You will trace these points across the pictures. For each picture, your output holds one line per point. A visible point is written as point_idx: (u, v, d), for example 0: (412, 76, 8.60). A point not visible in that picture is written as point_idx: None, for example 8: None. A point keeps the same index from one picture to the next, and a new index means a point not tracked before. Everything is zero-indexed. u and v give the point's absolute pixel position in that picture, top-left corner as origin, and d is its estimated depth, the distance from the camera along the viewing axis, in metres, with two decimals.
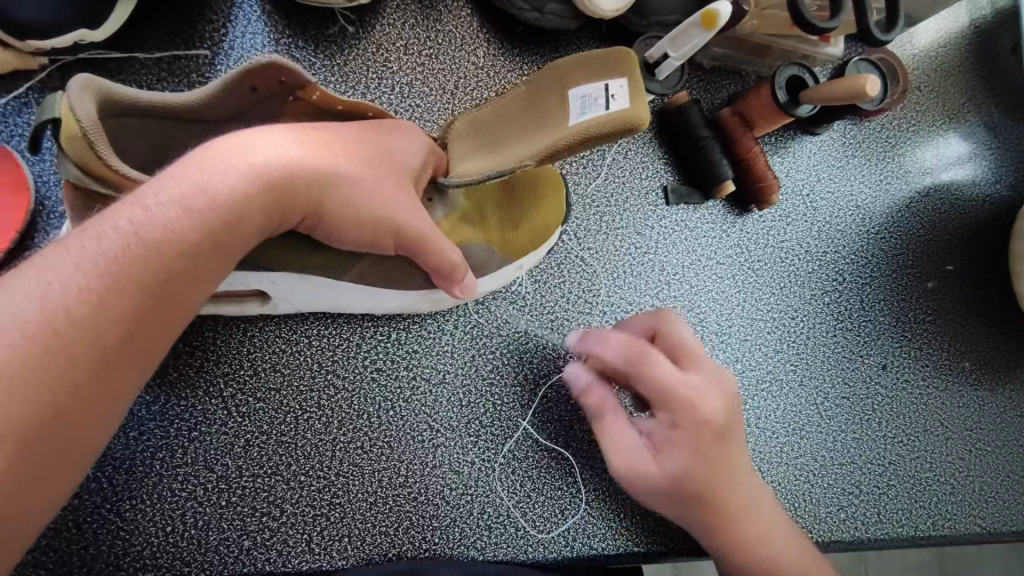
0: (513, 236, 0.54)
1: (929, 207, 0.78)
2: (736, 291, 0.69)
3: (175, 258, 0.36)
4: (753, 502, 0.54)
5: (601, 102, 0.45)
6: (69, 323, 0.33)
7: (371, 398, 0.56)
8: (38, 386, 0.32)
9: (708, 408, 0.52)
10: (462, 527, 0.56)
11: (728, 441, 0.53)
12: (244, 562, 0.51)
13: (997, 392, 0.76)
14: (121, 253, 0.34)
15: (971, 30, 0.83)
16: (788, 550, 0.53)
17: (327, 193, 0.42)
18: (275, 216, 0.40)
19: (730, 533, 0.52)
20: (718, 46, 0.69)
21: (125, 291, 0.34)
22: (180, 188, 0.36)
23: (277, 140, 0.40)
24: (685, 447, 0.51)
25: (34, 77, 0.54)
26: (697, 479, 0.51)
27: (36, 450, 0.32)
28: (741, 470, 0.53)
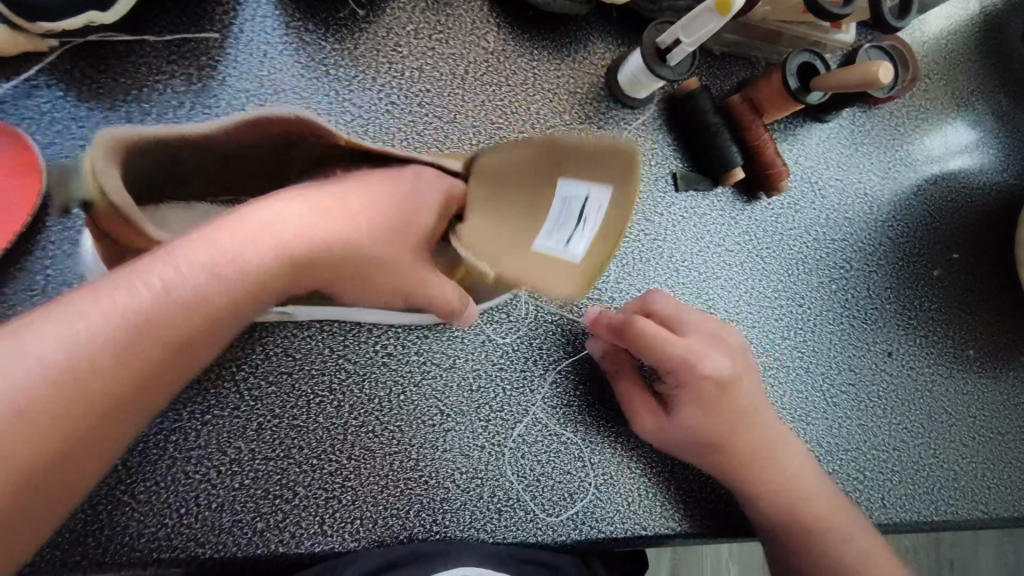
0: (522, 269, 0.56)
1: (936, 195, 0.78)
2: (745, 278, 0.69)
3: (200, 321, 0.35)
4: (765, 443, 0.58)
5: (572, 227, 0.45)
6: (96, 370, 0.31)
7: (382, 382, 0.57)
8: (53, 430, 0.30)
9: (709, 366, 0.56)
10: (473, 510, 0.56)
11: (732, 392, 0.57)
12: (257, 543, 0.52)
13: (1000, 379, 0.76)
14: (157, 319, 0.34)
15: (981, 17, 0.83)
16: (804, 489, 0.58)
17: (350, 253, 0.44)
18: (298, 280, 0.41)
19: (745, 470, 0.58)
20: (728, 32, 0.69)
21: (150, 347, 0.33)
22: (215, 260, 0.37)
23: (308, 207, 0.42)
24: (693, 402, 0.56)
25: (44, 59, 0.53)
26: (709, 431, 0.56)
27: (51, 478, 0.31)
28: (750, 417, 0.58)
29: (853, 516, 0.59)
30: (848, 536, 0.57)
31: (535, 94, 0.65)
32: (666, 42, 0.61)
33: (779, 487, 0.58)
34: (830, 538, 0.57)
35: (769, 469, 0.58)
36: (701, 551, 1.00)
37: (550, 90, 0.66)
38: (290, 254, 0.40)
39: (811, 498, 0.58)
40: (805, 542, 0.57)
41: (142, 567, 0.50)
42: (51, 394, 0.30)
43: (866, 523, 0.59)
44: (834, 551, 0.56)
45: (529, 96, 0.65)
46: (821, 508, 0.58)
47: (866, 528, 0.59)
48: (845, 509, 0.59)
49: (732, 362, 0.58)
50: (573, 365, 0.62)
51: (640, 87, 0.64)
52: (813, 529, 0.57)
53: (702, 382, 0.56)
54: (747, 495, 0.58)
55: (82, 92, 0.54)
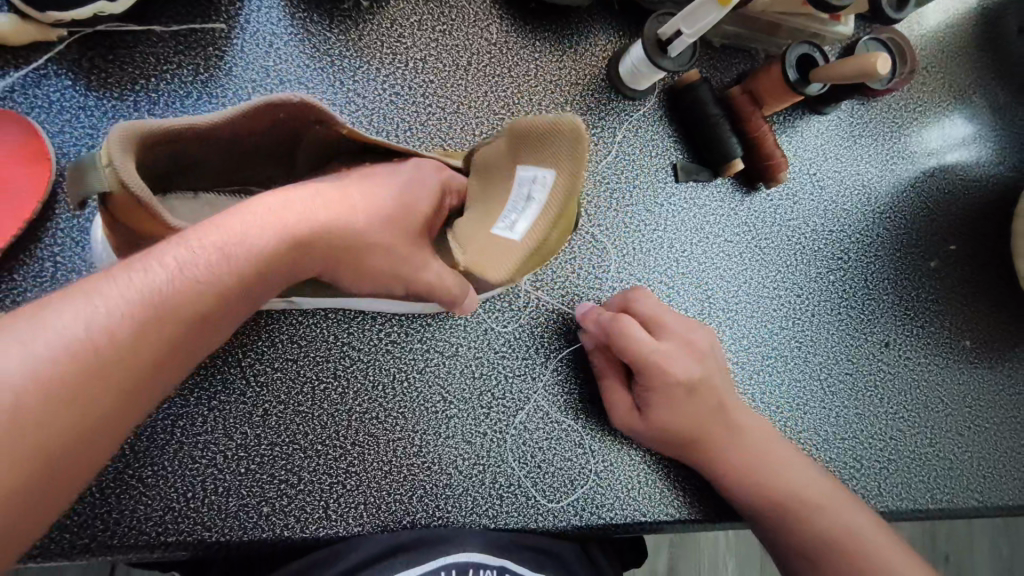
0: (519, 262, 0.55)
1: (934, 187, 0.79)
2: (744, 268, 0.70)
3: (214, 297, 0.36)
4: (742, 435, 0.59)
5: (519, 213, 0.49)
6: (111, 340, 0.32)
7: (385, 369, 0.57)
8: (70, 399, 0.30)
9: (678, 368, 0.57)
10: (475, 495, 0.57)
11: (704, 390, 0.58)
12: (262, 527, 0.52)
13: (996, 370, 0.77)
14: (168, 288, 0.34)
15: (979, 12, 0.83)
16: (791, 482, 0.58)
17: (353, 243, 0.42)
18: (300, 266, 0.41)
19: (724, 463, 0.58)
20: (728, 24, 0.69)
21: (166, 320, 0.34)
22: (222, 236, 0.37)
23: (311, 194, 0.42)
24: (666, 400, 0.57)
25: (53, 49, 0.54)
26: (683, 426, 0.57)
27: (65, 453, 0.30)
28: (724, 412, 0.59)
29: (846, 504, 0.58)
30: (840, 524, 0.57)
31: (537, 85, 0.66)
32: (667, 34, 0.61)
33: (762, 479, 0.58)
34: (820, 527, 0.57)
35: (750, 462, 0.58)
36: (699, 542, 1.02)
37: (552, 82, 0.66)
38: (292, 231, 0.39)
39: (797, 489, 0.58)
40: (794, 532, 0.57)
41: (150, 550, 0.50)
42: (69, 366, 0.31)
43: (862, 508, 0.59)
44: (825, 540, 0.56)
45: (531, 87, 0.66)
46: (809, 497, 0.58)
47: (862, 514, 0.58)
48: (835, 496, 0.59)
49: (703, 362, 0.59)
50: (574, 354, 0.63)
51: (641, 78, 0.65)
52: (801, 519, 0.57)
53: (671, 383, 0.57)
54: (729, 488, 0.59)
55: (90, 81, 0.54)
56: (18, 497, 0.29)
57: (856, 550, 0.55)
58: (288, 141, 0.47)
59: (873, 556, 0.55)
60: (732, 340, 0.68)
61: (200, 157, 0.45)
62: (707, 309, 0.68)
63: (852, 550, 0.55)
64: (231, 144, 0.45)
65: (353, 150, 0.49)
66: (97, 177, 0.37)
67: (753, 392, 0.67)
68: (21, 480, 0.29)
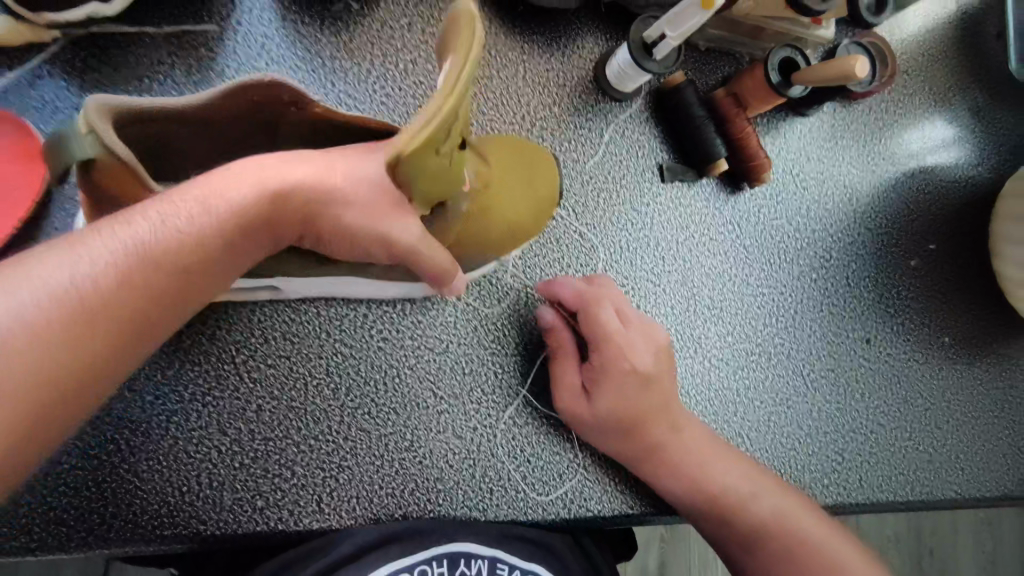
0: (507, 243, 0.55)
1: (914, 187, 0.81)
2: (730, 267, 0.72)
3: (193, 253, 0.36)
4: (684, 431, 0.60)
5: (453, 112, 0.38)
6: (97, 296, 0.33)
7: (377, 365, 0.59)
8: (57, 348, 0.32)
9: (638, 359, 0.59)
10: (465, 489, 0.58)
11: (657, 384, 0.59)
12: (256, 521, 0.53)
13: (974, 365, 0.79)
14: (151, 245, 0.35)
15: (959, 16, 0.85)
16: (733, 481, 0.59)
17: (340, 214, 0.39)
18: (281, 230, 0.39)
19: (663, 459, 0.59)
20: (712, 27, 0.71)
21: (148, 275, 0.35)
22: (203, 193, 0.36)
23: (292, 156, 0.39)
24: (618, 391, 0.58)
25: (46, 49, 0.55)
26: (628, 417, 0.58)
27: (57, 405, 0.33)
28: (670, 408, 0.60)
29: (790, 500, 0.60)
30: (773, 523, 0.58)
31: (525, 87, 0.67)
32: (651, 37, 0.63)
33: (699, 476, 0.59)
34: (753, 524, 0.58)
35: (690, 459, 0.59)
36: (687, 536, 1.03)
37: (540, 83, 0.68)
38: (272, 189, 0.37)
39: (735, 487, 0.59)
40: (726, 527, 0.59)
41: (146, 543, 0.51)
42: (57, 321, 0.32)
43: (800, 505, 0.60)
44: (762, 537, 0.58)
45: (519, 88, 0.67)
46: (747, 494, 0.59)
47: (800, 511, 0.59)
48: (774, 493, 0.60)
49: (661, 358, 0.60)
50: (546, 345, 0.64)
51: (627, 79, 0.66)
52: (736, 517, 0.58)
53: (627, 374, 0.58)
54: (666, 484, 0.59)
55: (84, 82, 0.55)
56: (10, 448, 0.31)
57: (781, 548, 0.57)
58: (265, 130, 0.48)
59: (811, 555, 0.56)
60: (716, 337, 0.69)
61: (175, 141, 0.45)
62: (693, 306, 0.69)
63: (777, 548, 0.57)
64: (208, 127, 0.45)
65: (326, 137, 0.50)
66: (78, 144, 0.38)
67: (737, 388, 0.69)
68: (15, 431, 0.31)
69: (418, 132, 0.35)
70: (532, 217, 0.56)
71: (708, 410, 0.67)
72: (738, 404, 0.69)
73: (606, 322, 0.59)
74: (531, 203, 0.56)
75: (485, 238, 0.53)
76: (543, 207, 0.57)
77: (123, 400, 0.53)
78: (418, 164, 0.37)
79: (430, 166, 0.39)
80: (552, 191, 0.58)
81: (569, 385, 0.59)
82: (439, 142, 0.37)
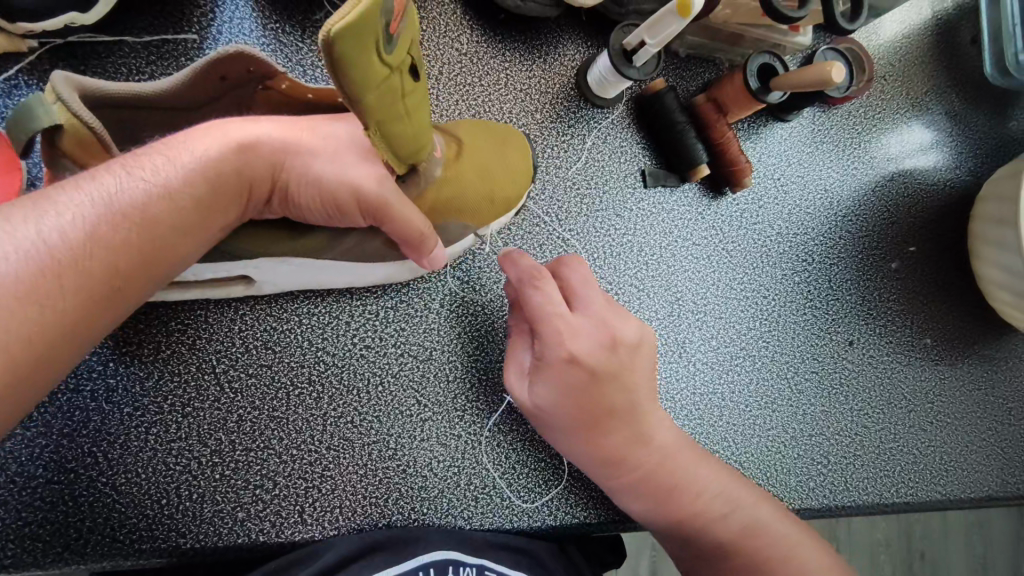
0: (490, 209, 0.57)
1: (893, 191, 0.82)
2: (712, 271, 0.72)
3: (155, 211, 0.39)
4: (645, 434, 0.57)
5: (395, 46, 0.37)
6: (68, 250, 0.36)
7: (360, 373, 0.58)
8: (32, 292, 0.34)
9: (578, 348, 0.55)
10: (450, 497, 0.58)
11: (606, 378, 0.55)
12: (238, 533, 0.53)
13: (957, 367, 0.80)
14: (118, 201, 0.38)
15: (935, 22, 0.86)
16: (698, 492, 0.57)
17: (304, 170, 0.45)
18: (243, 192, 0.44)
19: (616, 460, 0.56)
20: (692, 34, 0.71)
21: (116, 228, 0.38)
22: (167, 154, 0.41)
23: (249, 121, 0.45)
24: (559, 383, 0.54)
25: (23, 59, 0.54)
26: (574, 414, 0.55)
27: (29, 369, 0.34)
28: (627, 406, 0.56)
29: (760, 506, 0.59)
30: (738, 535, 0.56)
31: (507, 94, 0.67)
32: (631, 44, 0.63)
33: (658, 485, 0.57)
34: (714, 539, 0.57)
35: (651, 467, 0.57)
36: None
37: (522, 90, 0.68)
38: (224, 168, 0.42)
39: (700, 499, 0.57)
40: (690, 539, 0.57)
41: (124, 558, 0.50)
42: (29, 276, 0.34)
43: (771, 518, 0.58)
44: (724, 550, 0.56)
45: (501, 96, 0.67)
46: (713, 507, 0.57)
47: (771, 523, 0.58)
48: (741, 504, 0.58)
49: (614, 352, 0.56)
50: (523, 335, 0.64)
51: (608, 86, 0.67)
52: (700, 530, 0.57)
53: (565, 364, 0.54)
54: (621, 490, 0.57)
55: None
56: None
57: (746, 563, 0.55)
58: (234, 110, 0.50)
59: (778, 565, 0.54)
60: (700, 341, 0.69)
61: (144, 123, 0.47)
62: (676, 310, 0.69)
63: (738, 562, 0.55)
64: (175, 110, 0.47)
65: (292, 106, 0.51)
66: (44, 111, 0.39)
67: (722, 392, 0.69)
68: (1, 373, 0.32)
69: (350, 7, 0.32)
70: (509, 186, 0.58)
71: (693, 414, 0.67)
72: (723, 407, 0.69)
73: (551, 308, 0.56)
74: (505, 171, 0.58)
75: (464, 206, 0.55)
76: (519, 174, 0.59)
77: (101, 411, 0.52)
78: (351, 48, 0.33)
79: (365, 59, 0.34)
80: (524, 161, 0.60)
81: (518, 379, 0.57)
82: (377, 30, 0.34)
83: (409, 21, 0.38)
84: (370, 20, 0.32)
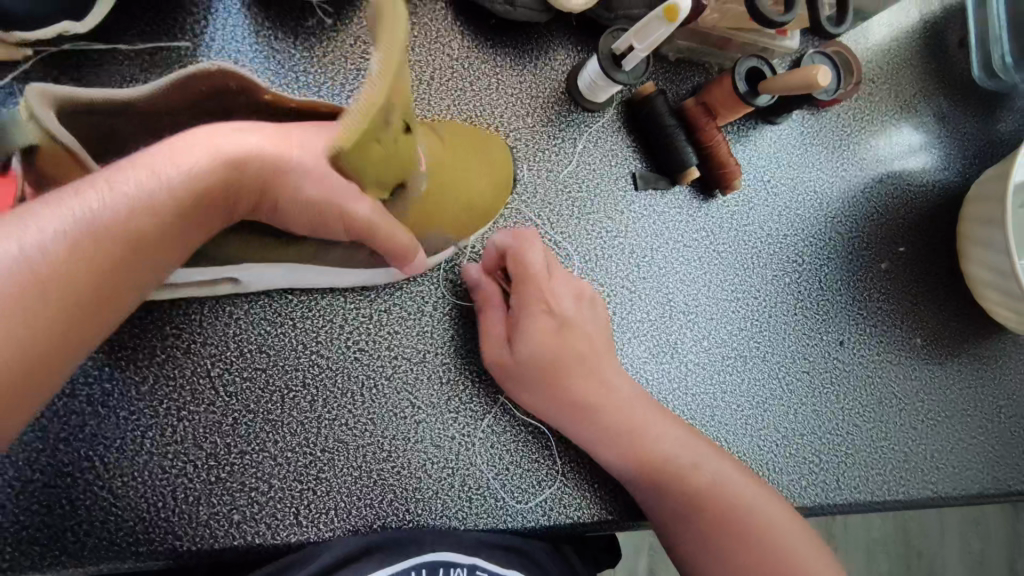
0: (473, 220, 0.59)
1: (882, 191, 0.83)
2: (702, 273, 0.73)
3: (144, 218, 0.40)
4: (610, 386, 0.60)
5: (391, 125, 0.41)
6: (48, 264, 0.37)
7: (354, 376, 0.59)
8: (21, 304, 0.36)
9: (551, 302, 0.60)
10: (445, 498, 0.58)
11: (572, 328, 0.61)
12: (234, 535, 0.53)
13: (946, 365, 0.81)
14: (104, 211, 0.39)
15: (922, 26, 0.87)
16: (664, 446, 0.59)
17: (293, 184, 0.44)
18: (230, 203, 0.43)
19: (587, 413, 0.59)
20: (680, 39, 0.72)
21: (104, 238, 0.39)
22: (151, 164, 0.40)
23: (235, 128, 0.43)
24: (533, 335, 0.59)
25: (18, 67, 0.55)
26: (542, 365, 0.59)
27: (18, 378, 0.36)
28: (593, 359, 0.61)
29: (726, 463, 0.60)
30: (704, 486, 0.58)
31: (499, 99, 0.68)
32: (620, 49, 0.64)
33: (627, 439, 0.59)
34: (685, 491, 0.58)
35: (619, 417, 0.59)
36: None
37: (513, 95, 0.69)
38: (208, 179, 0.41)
39: (666, 452, 0.59)
40: (660, 496, 0.58)
41: (121, 560, 0.51)
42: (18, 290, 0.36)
43: (735, 475, 0.60)
44: (693, 501, 0.57)
45: (493, 101, 0.68)
46: (681, 459, 0.59)
47: (733, 476, 0.59)
48: (707, 457, 0.60)
49: (578, 306, 0.62)
50: None
51: (599, 90, 0.67)
52: (670, 486, 0.58)
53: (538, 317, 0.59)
54: (593, 446, 0.59)
55: None
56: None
57: (711, 513, 0.57)
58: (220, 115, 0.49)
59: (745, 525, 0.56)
60: (691, 342, 0.70)
61: (130, 130, 0.47)
62: (668, 312, 0.70)
63: (703, 512, 0.57)
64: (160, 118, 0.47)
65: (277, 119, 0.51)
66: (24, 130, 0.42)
67: (714, 392, 0.70)
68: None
69: (347, 126, 0.38)
70: (492, 197, 0.60)
71: (685, 413, 0.68)
72: (714, 407, 0.69)
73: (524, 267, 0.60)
74: (489, 182, 0.60)
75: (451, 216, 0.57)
76: (501, 184, 0.62)
77: (97, 416, 0.53)
78: (350, 148, 0.39)
79: (362, 151, 0.40)
80: (504, 169, 0.63)
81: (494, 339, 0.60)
82: (371, 132, 0.39)
83: (401, 100, 0.41)
84: (359, 126, 0.38)
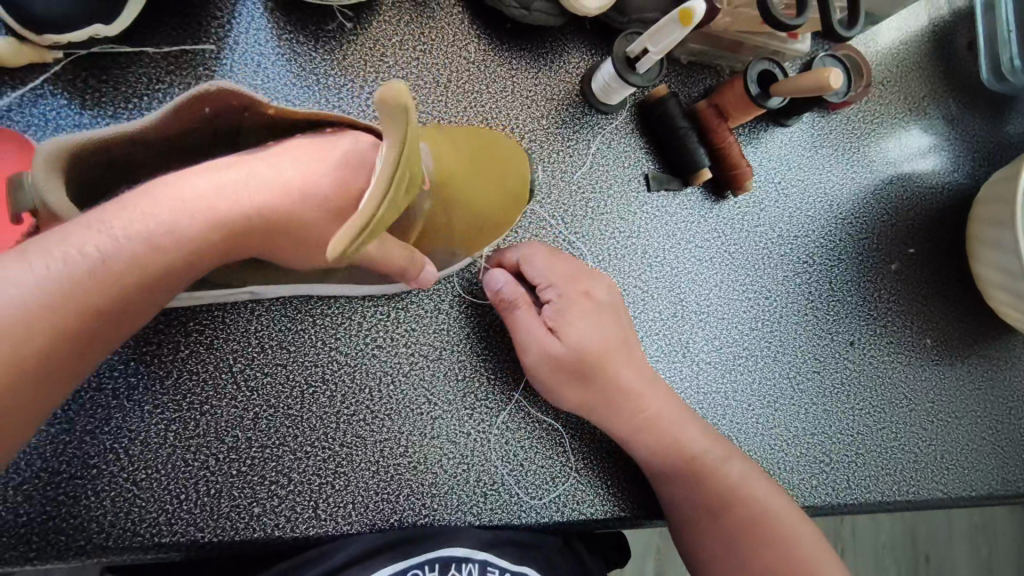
0: (479, 236, 0.60)
1: (892, 194, 0.83)
2: (714, 273, 0.73)
3: (162, 247, 0.42)
4: (643, 379, 0.61)
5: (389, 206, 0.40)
6: (55, 295, 0.38)
7: (372, 372, 0.60)
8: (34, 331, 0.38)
9: (587, 298, 0.61)
10: (460, 494, 0.59)
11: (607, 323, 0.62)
12: (254, 527, 0.54)
13: (957, 366, 0.81)
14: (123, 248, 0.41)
15: (933, 29, 0.87)
16: (692, 440, 0.61)
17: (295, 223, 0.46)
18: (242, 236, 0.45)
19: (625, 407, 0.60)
20: (693, 42, 0.73)
21: (119, 271, 0.41)
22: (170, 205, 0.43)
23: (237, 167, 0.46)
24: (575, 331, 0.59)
25: (49, 69, 0.56)
26: (574, 362, 0.59)
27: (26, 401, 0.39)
28: (626, 354, 0.62)
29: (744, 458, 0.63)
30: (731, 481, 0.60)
31: (514, 101, 0.69)
32: (634, 52, 0.65)
33: (661, 434, 0.60)
34: (712, 487, 0.59)
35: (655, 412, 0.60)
36: None
37: (528, 97, 0.70)
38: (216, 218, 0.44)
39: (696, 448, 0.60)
40: (693, 487, 0.59)
41: (144, 551, 0.52)
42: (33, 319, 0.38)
43: (755, 469, 0.62)
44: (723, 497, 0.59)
45: (508, 103, 0.69)
46: (710, 454, 0.61)
47: (753, 471, 0.61)
48: (728, 452, 0.62)
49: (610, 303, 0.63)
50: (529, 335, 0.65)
51: (612, 92, 0.68)
52: (700, 481, 0.59)
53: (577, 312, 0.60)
54: (630, 440, 0.60)
55: (85, 101, 0.57)
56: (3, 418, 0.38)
57: (737, 506, 0.59)
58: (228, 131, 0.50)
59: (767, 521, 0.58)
60: (703, 341, 0.71)
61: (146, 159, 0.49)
62: (679, 312, 0.71)
63: (730, 504, 0.59)
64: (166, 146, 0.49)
65: (291, 131, 0.52)
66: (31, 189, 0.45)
67: (726, 391, 0.71)
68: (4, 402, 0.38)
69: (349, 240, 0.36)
70: (498, 211, 0.60)
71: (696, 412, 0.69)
72: (725, 406, 0.70)
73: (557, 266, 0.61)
74: (501, 197, 0.60)
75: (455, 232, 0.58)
76: (516, 199, 0.61)
77: (122, 409, 0.54)
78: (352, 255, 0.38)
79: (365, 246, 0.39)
80: (522, 179, 0.62)
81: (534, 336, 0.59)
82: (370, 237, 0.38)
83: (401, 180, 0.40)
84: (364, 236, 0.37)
